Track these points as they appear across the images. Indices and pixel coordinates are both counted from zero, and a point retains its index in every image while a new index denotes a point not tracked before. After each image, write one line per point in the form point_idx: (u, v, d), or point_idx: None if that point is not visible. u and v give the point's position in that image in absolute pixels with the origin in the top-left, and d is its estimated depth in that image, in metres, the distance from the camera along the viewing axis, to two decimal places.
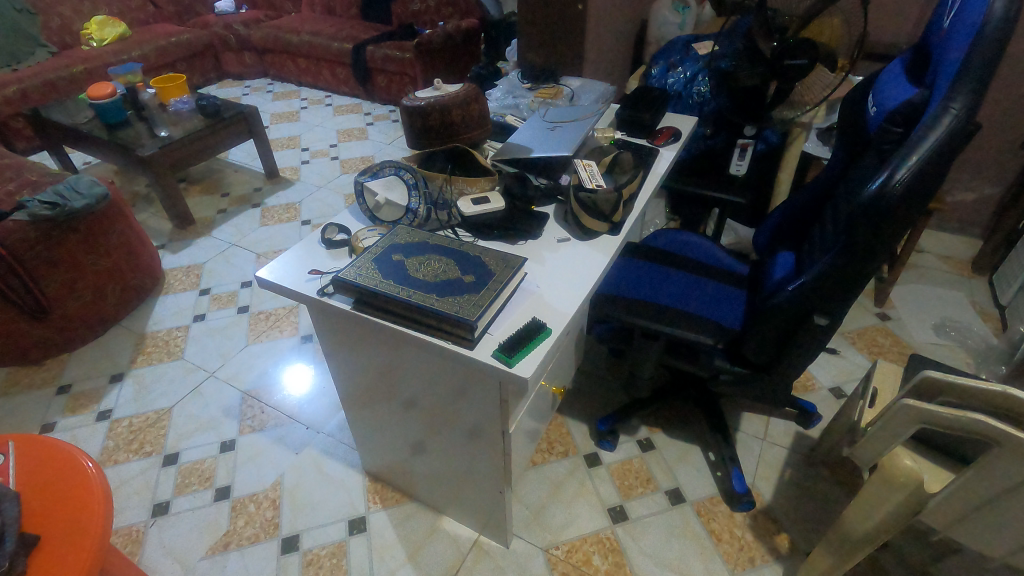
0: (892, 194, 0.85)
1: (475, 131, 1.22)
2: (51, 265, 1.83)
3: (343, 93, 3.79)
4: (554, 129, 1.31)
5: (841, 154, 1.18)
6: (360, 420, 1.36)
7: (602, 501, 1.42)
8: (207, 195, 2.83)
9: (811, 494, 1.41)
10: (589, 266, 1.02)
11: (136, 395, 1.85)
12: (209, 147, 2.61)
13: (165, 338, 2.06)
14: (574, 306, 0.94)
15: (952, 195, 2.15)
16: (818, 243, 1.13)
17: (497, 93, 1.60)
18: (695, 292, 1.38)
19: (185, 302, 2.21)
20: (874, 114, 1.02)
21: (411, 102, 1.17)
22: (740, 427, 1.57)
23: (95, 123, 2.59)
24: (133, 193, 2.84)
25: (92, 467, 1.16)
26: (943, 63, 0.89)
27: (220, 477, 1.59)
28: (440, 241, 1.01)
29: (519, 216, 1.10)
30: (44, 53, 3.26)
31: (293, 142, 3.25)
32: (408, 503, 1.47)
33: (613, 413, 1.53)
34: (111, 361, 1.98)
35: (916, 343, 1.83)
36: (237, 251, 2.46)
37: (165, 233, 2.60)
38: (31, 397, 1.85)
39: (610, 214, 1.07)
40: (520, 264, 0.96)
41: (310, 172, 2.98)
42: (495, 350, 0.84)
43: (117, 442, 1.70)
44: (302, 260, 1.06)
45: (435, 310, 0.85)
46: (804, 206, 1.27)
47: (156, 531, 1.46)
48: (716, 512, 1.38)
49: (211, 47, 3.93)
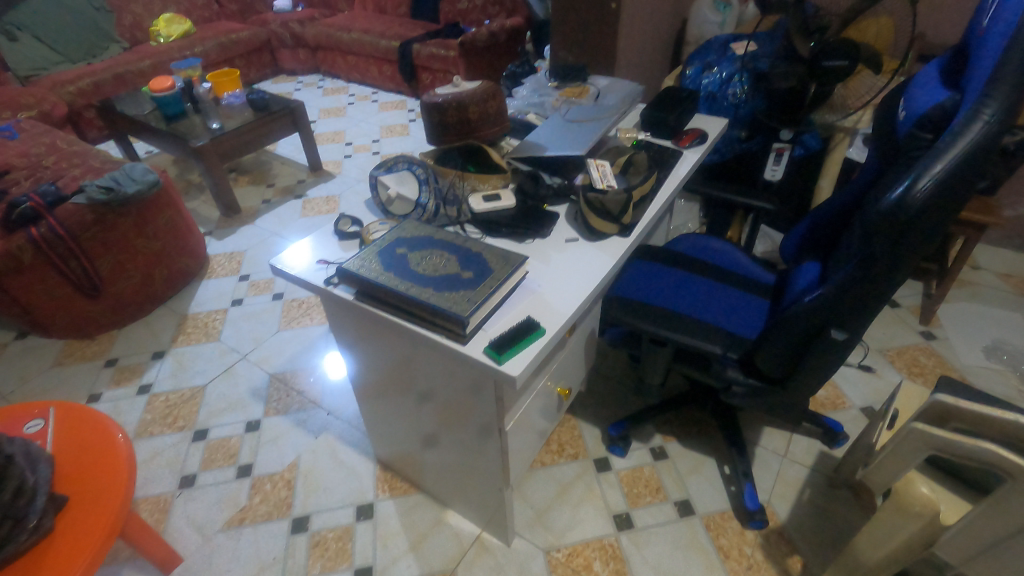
0: (913, 203, 0.80)
1: (492, 129, 1.23)
2: (105, 246, 1.97)
3: (389, 90, 3.88)
4: (574, 128, 1.29)
5: (874, 159, 1.10)
6: (375, 409, 1.39)
7: (608, 507, 1.40)
8: (254, 185, 2.96)
9: (830, 517, 1.34)
10: (594, 268, 1.01)
11: (174, 372, 1.95)
12: (257, 140, 2.72)
13: (205, 319, 2.17)
14: (574, 308, 0.92)
15: (1013, 208, 2.01)
16: (842, 256, 1.07)
17: (523, 91, 1.59)
18: (714, 299, 1.34)
19: (225, 286, 2.32)
20: (903, 119, 0.94)
21: (429, 99, 1.18)
22: (759, 442, 1.51)
23: (155, 114, 2.75)
24: (187, 182, 3.00)
25: (122, 439, 1.23)
26: (977, 64, 0.82)
27: (243, 455, 1.66)
28: (446, 237, 1.01)
29: (528, 215, 1.10)
30: (116, 48, 3.50)
31: (337, 136, 3.35)
32: (415, 493, 1.49)
33: (626, 419, 1.50)
34: (155, 339, 2.09)
35: (962, 365, 1.71)
36: (276, 239, 2.56)
37: (213, 220, 2.73)
38: (82, 368, 1.99)
39: (618, 215, 1.05)
40: (521, 262, 0.95)
41: (351, 166, 3.06)
42: (486, 347, 0.84)
43: (154, 416, 1.80)
44: (315, 250, 1.09)
45: (429, 304, 0.86)
46: (834, 213, 1.21)
47: (181, 502, 1.55)
48: (726, 527, 1.34)
49: (268, 44, 4.10)
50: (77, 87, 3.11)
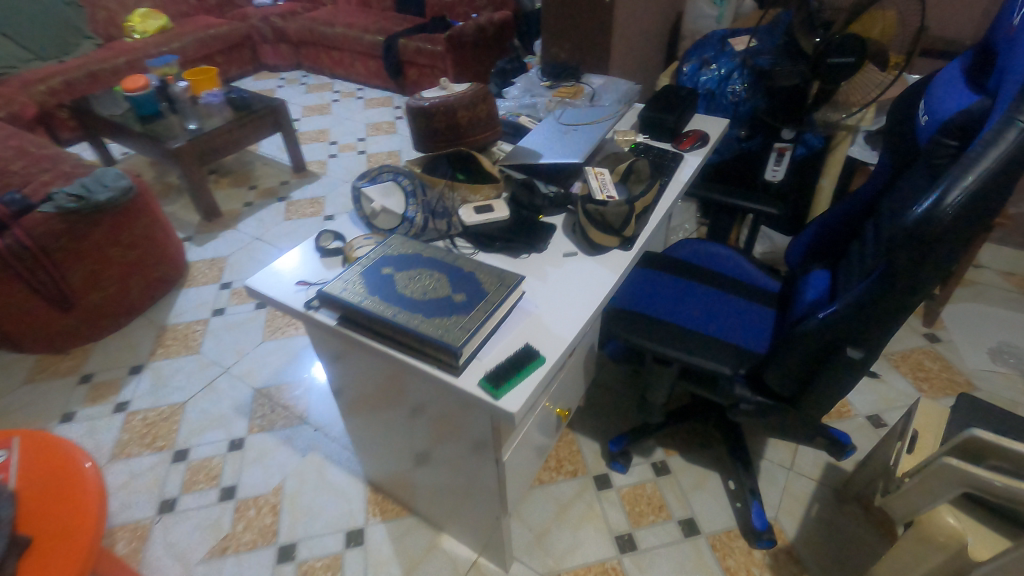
0: (941, 219, 0.74)
1: (483, 133, 1.15)
2: (77, 257, 1.86)
3: (375, 86, 3.78)
4: (569, 132, 1.21)
5: (888, 164, 1.04)
6: (364, 427, 1.32)
7: (609, 527, 1.34)
8: (236, 187, 2.86)
9: (841, 535, 1.29)
10: (594, 286, 0.94)
11: (153, 388, 1.86)
12: (238, 140, 2.62)
13: (185, 330, 2.08)
14: (575, 332, 0.85)
15: (1016, 207, 1.97)
16: (856, 267, 1.02)
17: (514, 91, 1.52)
18: (718, 310, 1.28)
19: (206, 295, 2.23)
20: (925, 124, 0.87)
21: (415, 103, 1.10)
22: (764, 455, 1.46)
23: (130, 114, 2.63)
24: (166, 184, 2.88)
25: (90, 468, 1.17)
26: (1009, 66, 0.76)
27: (226, 476, 1.58)
28: (435, 254, 0.94)
29: (523, 227, 1.04)
30: (89, 45, 3.36)
31: (322, 135, 3.25)
32: (407, 517, 1.43)
33: (627, 433, 1.44)
34: (132, 352, 2.00)
35: (968, 369, 1.67)
36: (259, 244, 2.47)
37: (193, 225, 2.62)
38: (55, 386, 1.89)
39: (620, 228, 0.98)
40: (517, 282, 0.88)
41: (337, 166, 2.96)
42: (481, 379, 0.77)
43: (132, 435, 1.71)
44: (294, 268, 1.01)
45: (418, 333, 0.79)
46: (843, 220, 1.15)
47: (161, 529, 1.47)
48: (732, 547, 1.29)
49: (249, 39, 3.97)
50: (48, 86, 2.97)
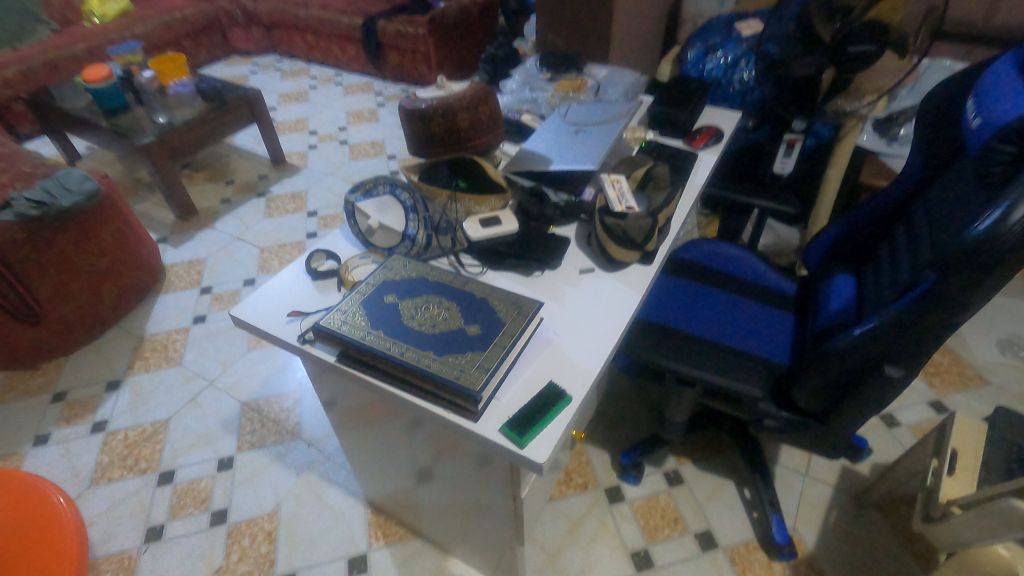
0: (1010, 235, 0.70)
1: (487, 136, 1.05)
2: (41, 267, 1.73)
3: (354, 70, 3.61)
4: (578, 132, 1.12)
5: (921, 164, 0.98)
6: (362, 452, 1.24)
7: (624, 544, 1.29)
8: (211, 183, 2.71)
9: (861, 543, 1.26)
10: (616, 307, 0.87)
11: (132, 405, 1.76)
12: (212, 134, 2.46)
13: (164, 341, 1.96)
14: (601, 363, 0.78)
15: None
16: (889, 278, 0.96)
17: (511, 84, 1.43)
18: (736, 318, 1.21)
19: (185, 301, 2.11)
20: (976, 127, 0.80)
21: (410, 104, 1.00)
22: (778, 460, 1.41)
23: (93, 107, 2.45)
24: (135, 181, 2.72)
25: (63, 503, 1.19)
26: None
27: (217, 499, 1.50)
28: (443, 277, 0.85)
29: (534, 242, 0.95)
30: (45, 30, 3.14)
31: (300, 124, 3.09)
32: (412, 540, 1.37)
33: (638, 444, 1.38)
34: (109, 366, 1.88)
35: (978, 363, 1.64)
36: (240, 245, 2.34)
37: (168, 225, 2.48)
38: (26, 405, 1.77)
39: (642, 242, 0.90)
40: (535, 309, 0.80)
41: (318, 158, 2.82)
42: (503, 425, 0.70)
43: (112, 458, 1.61)
44: (284, 294, 0.91)
45: (431, 375, 0.71)
46: (870, 223, 1.08)
47: (149, 559, 1.39)
48: (752, 561, 1.25)
49: (218, 22, 3.76)
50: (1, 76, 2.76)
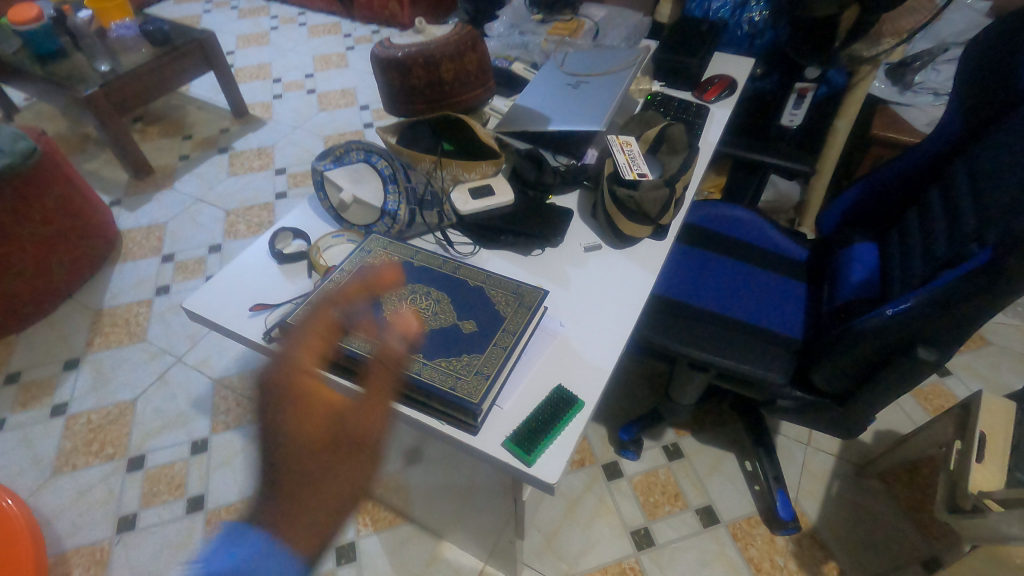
0: None
1: (476, 90, 0.92)
2: None
3: (318, 9, 3.30)
4: (578, 85, 0.99)
5: (965, 118, 0.87)
6: None
7: (624, 522, 1.24)
8: (167, 138, 2.48)
9: (864, 515, 1.23)
10: (628, 290, 0.77)
11: (94, 385, 1.63)
12: (163, 82, 2.23)
13: (124, 315, 1.81)
14: (614, 359, 0.69)
15: None
16: (924, 249, 0.87)
17: (499, 26, 1.28)
18: (746, 287, 1.12)
19: (145, 272, 1.94)
20: None
21: (385, 52, 0.85)
22: (780, 430, 1.37)
23: (23, 52, 2.18)
24: (82, 136, 2.48)
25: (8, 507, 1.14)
26: None
27: (193, 485, 1.41)
28: (431, 262, 0.74)
29: (530, 215, 0.84)
30: None
31: (262, 71, 2.84)
32: (402, 525, 1.31)
33: (638, 419, 1.32)
34: (65, 343, 1.74)
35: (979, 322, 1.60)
36: (202, 206, 2.16)
37: (121, 185, 2.27)
38: None
39: (657, 216, 0.79)
40: (540, 299, 0.70)
41: (283, 109, 2.60)
42: (506, 439, 0.61)
43: (76, 443, 1.50)
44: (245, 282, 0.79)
45: (421, 384, 0.61)
46: (897, 184, 0.98)
47: (122, 552, 1.31)
48: (754, 535, 1.21)
49: None
50: None
